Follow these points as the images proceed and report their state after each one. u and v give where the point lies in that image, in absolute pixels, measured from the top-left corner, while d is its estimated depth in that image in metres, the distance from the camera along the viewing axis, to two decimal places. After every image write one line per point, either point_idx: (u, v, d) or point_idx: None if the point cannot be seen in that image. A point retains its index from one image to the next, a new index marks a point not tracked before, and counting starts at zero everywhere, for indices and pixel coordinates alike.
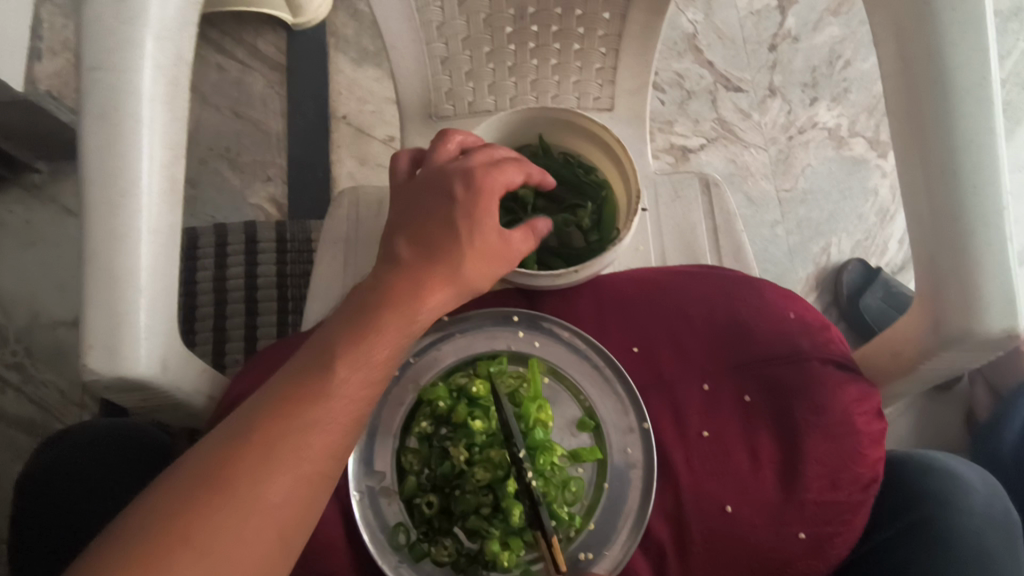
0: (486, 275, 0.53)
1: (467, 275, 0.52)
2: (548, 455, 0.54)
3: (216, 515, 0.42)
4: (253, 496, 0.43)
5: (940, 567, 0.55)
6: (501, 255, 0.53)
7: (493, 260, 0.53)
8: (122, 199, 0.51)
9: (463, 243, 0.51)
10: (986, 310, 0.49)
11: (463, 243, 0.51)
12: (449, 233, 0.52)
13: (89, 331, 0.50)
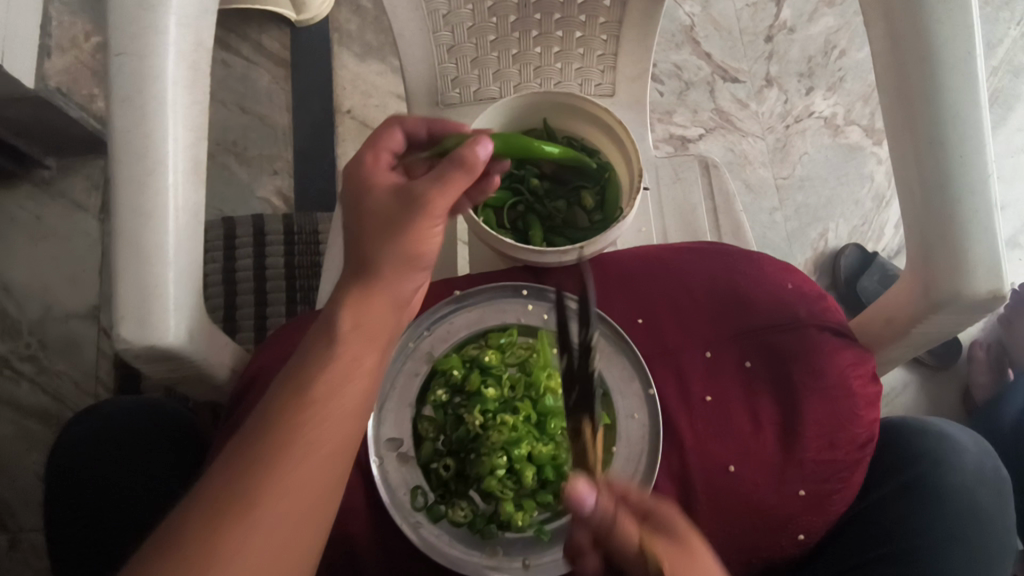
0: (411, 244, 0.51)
1: (399, 257, 0.50)
2: (558, 420, 0.58)
3: (254, 498, 0.43)
4: (285, 476, 0.44)
5: (935, 521, 0.58)
6: (426, 224, 0.50)
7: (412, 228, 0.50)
8: (149, 177, 0.53)
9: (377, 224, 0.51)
10: (973, 273, 0.51)
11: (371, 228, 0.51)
12: (375, 223, 0.51)
13: (120, 303, 0.52)
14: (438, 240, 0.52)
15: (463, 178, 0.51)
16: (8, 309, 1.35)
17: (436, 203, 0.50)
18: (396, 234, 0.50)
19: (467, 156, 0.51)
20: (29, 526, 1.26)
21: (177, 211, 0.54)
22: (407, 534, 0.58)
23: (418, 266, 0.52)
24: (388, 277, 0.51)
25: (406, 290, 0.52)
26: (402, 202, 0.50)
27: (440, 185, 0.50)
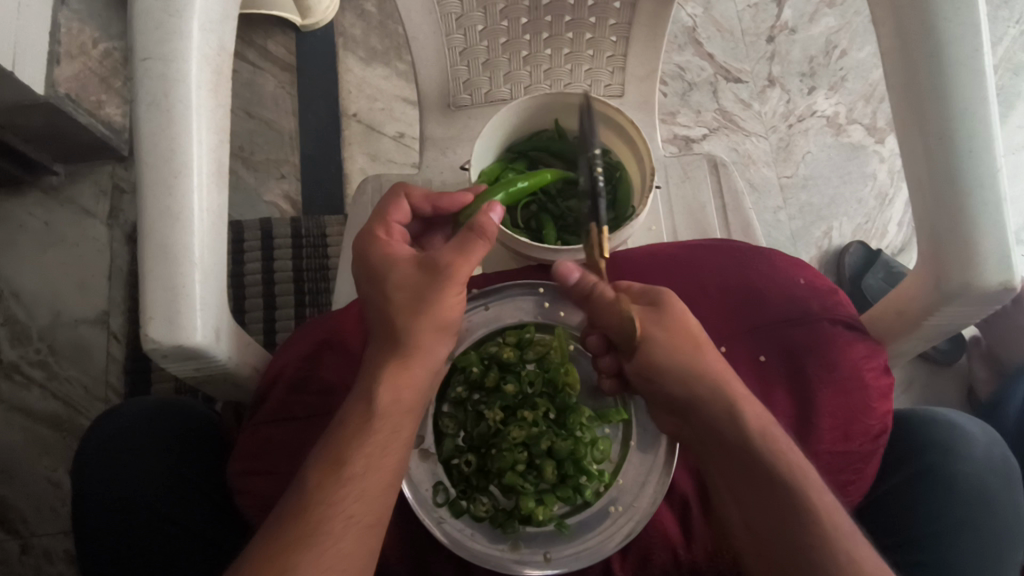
0: (444, 306, 0.54)
1: (431, 325, 0.53)
2: (577, 415, 0.59)
3: (320, 515, 0.46)
4: (345, 491, 0.47)
5: (945, 509, 0.60)
6: (451, 294, 0.54)
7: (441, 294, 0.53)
8: (173, 179, 0.54)
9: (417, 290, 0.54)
10: (984, 265, 0.52)
11: (404, 308, 0.53)
12: (404, 294, 0.54)
13: (147, 304, 0.53)
14: (461, 307, 0.55)
15: (481, 245, 0.55)
16: (18, 315, 1.36)
17: (462, 270, 0.54)
18: (425, 305, 0.53)
19: (483, 225, 0.56)
20: (40, 532, 1.26)
21: (202, 214, 0.55)
22: (431, 530, 0.58)
23: (446, 332, 0.54)
24: (421, 346, 0.53)
25: (439, 356, 0.54)
26: (430, 275, 0.54)
27: (464, 255, 0.54)
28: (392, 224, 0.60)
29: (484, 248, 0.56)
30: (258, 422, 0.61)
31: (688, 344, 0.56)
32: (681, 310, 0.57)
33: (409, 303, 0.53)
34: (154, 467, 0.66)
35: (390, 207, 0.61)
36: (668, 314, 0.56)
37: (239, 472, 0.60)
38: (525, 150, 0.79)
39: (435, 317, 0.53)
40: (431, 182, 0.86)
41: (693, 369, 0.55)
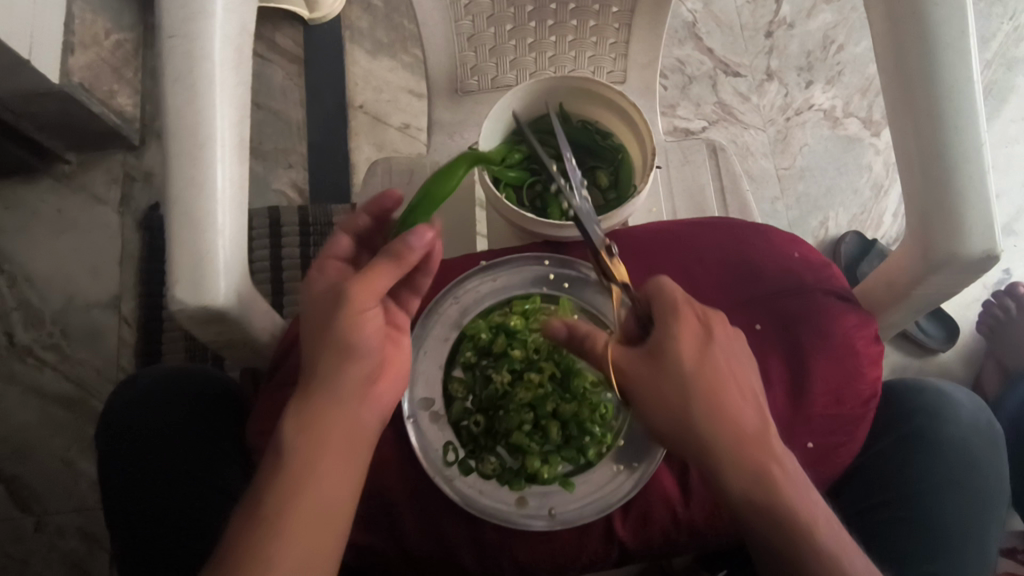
0: (355, 328, 0.54)
1: (332, 356, 0.53)
2: (581, 380, 0.62)
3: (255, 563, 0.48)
4: (275, 535, 0.49)
5: (931, 470, 0.64)
6: (349, 319, 0.53)
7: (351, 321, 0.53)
8: (199, 150, 0.57)
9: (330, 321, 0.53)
10: (969, 235, 0.55)
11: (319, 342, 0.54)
12: (313, 327, 0.55)
13: (174, 267, 0.56)
14: (371, 330, 0.55)
15: (389, 269, 0.53)
16: (32, 299, 1.39)
17: (357, 295, 0.53)
18: (324, 334, 0.54)
19: (396, 249, 0.53)
20: (54, 509, 1.29)
21: (225, 183, 0.58)
22: (440, 488, 0.61)
23: (353, 357, 0.54)
24: (323, 379, 0.53)
25: (359, 375, 0.55)
26: (331, 304, 0.54)
27: (361, 280, 0.53)
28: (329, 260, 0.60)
29: (395, 272, 0.54)
30: (278, 383, 0.64)
31: (684, 395, 0.52)
32: (684, 355, 0.53)
33: (320, 334, 0.54)
34: (172, 429, 0.68)
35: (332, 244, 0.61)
36: (664, 364, 0.53)
37: (257, 432, 0.64)
38: (529, 134, 0.80)
39: (347, 342, 0.53)
40: (439, 164, 0.89)
41: (689, 410, 0.52)
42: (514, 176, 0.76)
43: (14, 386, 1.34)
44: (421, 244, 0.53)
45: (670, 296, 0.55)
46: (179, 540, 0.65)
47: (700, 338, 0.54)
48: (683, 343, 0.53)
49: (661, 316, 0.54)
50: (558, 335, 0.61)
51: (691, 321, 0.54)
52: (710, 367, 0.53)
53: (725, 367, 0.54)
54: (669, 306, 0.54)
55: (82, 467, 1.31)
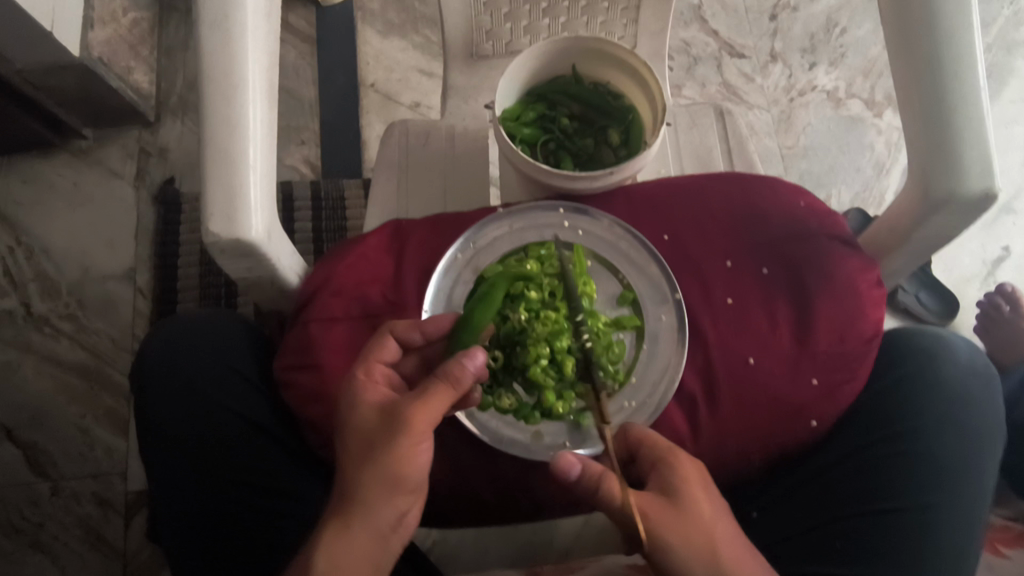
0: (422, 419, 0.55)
1: (381, 481, 0.53)
2: (596, 319, 0.64)
3: None
4: None
5: (926, 408, 0.67)
6: (405, 445, 0.54)
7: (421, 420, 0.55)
8: (234, 92, 0.60)
9: (398, 417, 0.55)
10: (967, 175, 0.58)
11: (387, 431, 0.54)
12: (359, 449, 0.55)
13: (208, 201, 0.59)
14: (423, 461, 0.55)
15: (445, 393, 0.56)
16: (48, 270, 1.38)
17: (414, 420, 0.54)
18: (375, 454, 0.54)
19: (452, 372, 0.56)
20: (71, 475, 1.25)
21: (258, 124, 0.61)
22: (462, 422, 0.67)
23: (403, 486, 0.54)
24: (365, 504, 0.53)
25: (418, 465, 0.55)
26: (385, 428, 0.55)
27: (418, 404, 0.55)
28: (375, 365, 0.61)
29: (448, 397, 0.56)
30: (307, 321, 0.67)
31: (708, 544, 0.52)
32: (702, 501, 0.53)
33: (388, 422, 0.55)
34: (201, 380, 0.68)
35: (377, 349, 0.61)
36: (686, 511, 0.53)
37: (286, 367, 0.67)
38: (543, 93, 0.83)
39: (413, 434, 0.54)
40: (454, 127, 0.91)
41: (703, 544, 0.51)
42: (528, 134, 0.80)
43: (31, 354, 1.33)
44: (474, 364, 0.56)
45: (668, 445, 0.57)
46: (219, 489, 0.66)
47: (706, 484, 0.55)
48: (698, 488, 0.54)
49: (661, 460, 0.56)
50: (570, 474, 0.56)
51: (694, 468, 0.56)
52: (723, 520, 0.53)
53: (731, 515, 0.55)
54: (670, 454, 0.56)
55: (98, 434, 1.28)
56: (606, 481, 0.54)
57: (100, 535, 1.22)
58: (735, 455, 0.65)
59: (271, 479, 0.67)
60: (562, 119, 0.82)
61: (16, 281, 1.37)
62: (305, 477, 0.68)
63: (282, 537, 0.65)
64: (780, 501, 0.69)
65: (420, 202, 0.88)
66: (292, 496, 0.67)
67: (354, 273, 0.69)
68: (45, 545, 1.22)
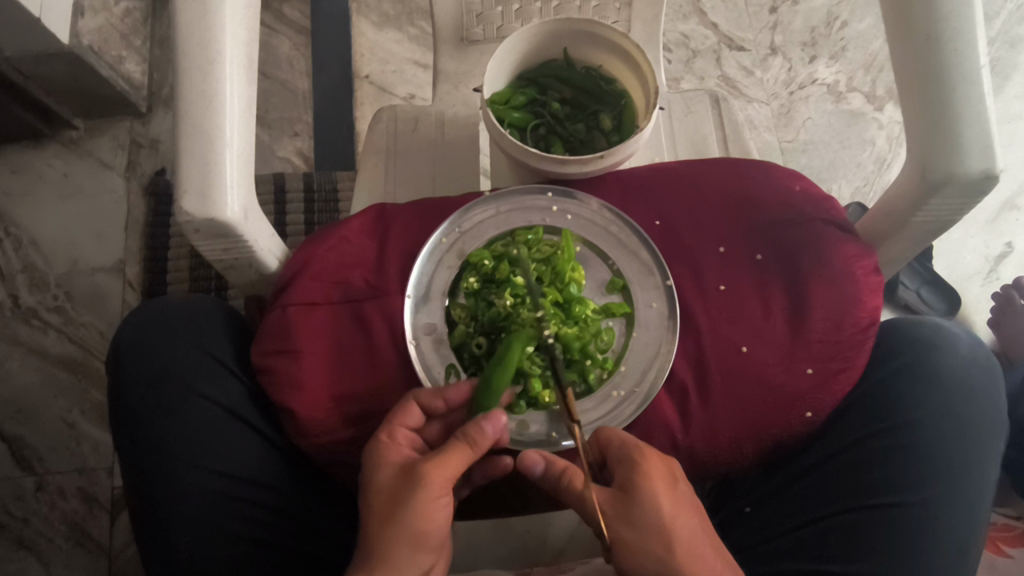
0: (444, 480, 0.54)
1: (404, 541, 0.52)
2: (582, 306, 0.62)
3: None
4: None
5: (927, 397, 0.65)
6: (427, 503, 0.53)
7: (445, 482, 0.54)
8: (210, 66, 0.58)
9: (421, 479, 0.53)
10: (966, 154, 0.56)
11: (411, 491, 0.53)
12: (382, 510, 0.53)
13: (182, 178, 0.57)
14: (444, 519, 0.54)
15: (463, 452, 0.55)
16: (36, 262, 1.26)
17: (434, 477, 0.53)
18: (397, 513, 0.52)
19: (470, 434, 0.55)
20: (56, 469, 1.16)
21: (234, 99, 0.59)
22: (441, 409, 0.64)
23: (424, 544, 0.53)
24: (388, 563, 0.51)
25: (440, 526, 0.53)
26: (405, 484, 0.54)
27: (437, 462, 0.54)
28: (397, 429, 0.58)
29: (467, 457, 0.55)
30: (285, 305, 0.65)
31: (661, 542, 0.51)
32: (661, 497, 0.52)
33: (410, 481, 0.53)
34: (179, 365, 0.66)
35: (397, 410, 0.59)
36: (643, 508, 0.51)
37: (264, 353, 0.64)
38: (535, 78, 0.81)
39: (436, 496, 0.53)
40: (443, 114, 0.89)
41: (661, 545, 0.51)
42: (518, 118, 0.78)
43: (17, 347, 1.21)
44: (494, 429, 0.55)
45: (634, 440, 0.55)
46: (192, 482, 0.63)
47: (669, 480, 0.53)
48: (658, 486, 0.52)
49: (624, 457, 0.54)
50: (534, 470, 0.56)
51: (659, 463, 0.53)
52: (682, 515, 0.52)
53: (694, 510, 0.53)
54: (634, 450, 0.54)
55: (84, 429, 1.18)
56: (569, 476, 0.54)
57: (85, 532, 1.13)
58: (726, 446, 0.63)
59: (247, 471, 0.65)
60: (553, 103, 0.80)
61: (3, 272, 1.25)
62: (282, 471, 0.66)
63: (260, 530, 0.64)
64: (777, 495, 0.66)
65: (407, 187, 0.86)
66: (268, 489, 0.65)
67: (335, 256, 0.67)
68: (29, 541, 1.13)
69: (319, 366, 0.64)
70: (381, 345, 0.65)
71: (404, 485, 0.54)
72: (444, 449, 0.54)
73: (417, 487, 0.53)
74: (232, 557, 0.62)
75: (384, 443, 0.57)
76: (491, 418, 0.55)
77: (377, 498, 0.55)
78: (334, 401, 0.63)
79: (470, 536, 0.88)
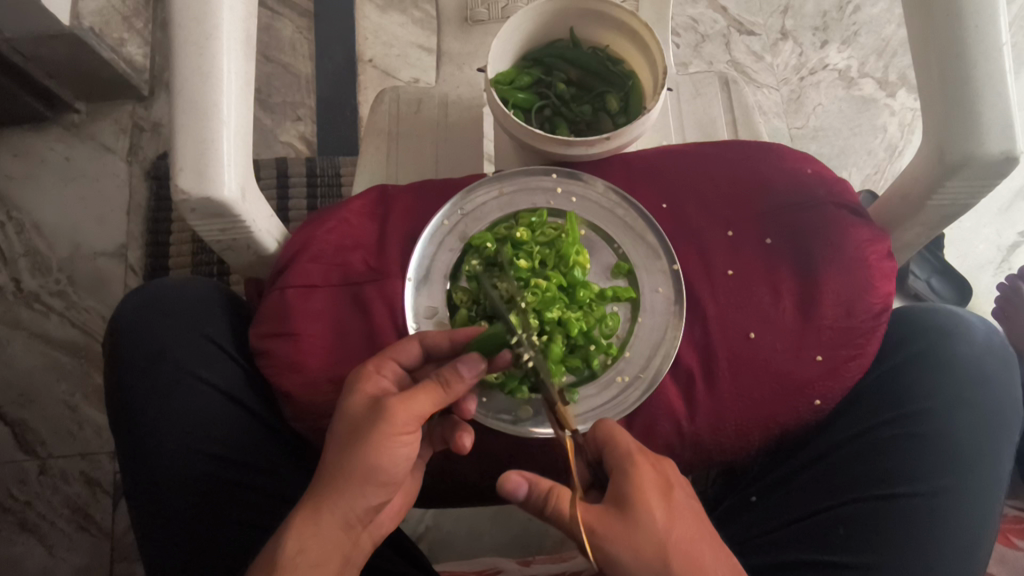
0: (408, 416, 0.51)
1: (356, 471, 0.50)
2: (587, 291, 0.60)
3: None
4: None
5: (938, 384, 0.64)
6: (387, 436, 0.51)
7: (413, 420, 0.52)
8: (206, 42, 0.57)
9: (386, 410, 0.51)
10: (985, 135, 0.54)
11: (375, 421, 0.51)
12: (344, 435, 0.52)
13: (178, 157, 0.55)
14: (402, 457, 0.51)
15: (434, 393, 0.53)
16: (38, 246, 1.25)
17: (399, 412, 0.51)
18: (356, 442, 0.51)
19: (443, 376, 0.53)
20: (59, 453, 1.15)
21: (232, 75, 0.57)
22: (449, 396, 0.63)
23: (377, 480, 0.51)
24: (338, 489, 0.50)
25: (395, 463, 0.51)
26: (370, 414, 0.51)
27: (407, 398, 0.51)
28: (385, 360, 0.56)
29: (437, 399, 0.53)
30: (283, 287, 0.63)
31: (655, 552, 0.48)
32: (654, 508, 0.49)
33: (374, 412, 0.51)
34: (175, 343, 0.65)
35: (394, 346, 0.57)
36: (636, 521, 0.49)
37: (261, 335, 0.64)
38: (541, 58, 0.79)
39: (397, 430, 0.51)
40: (446, 95, 0.88)
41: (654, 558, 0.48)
42: (523, 100, 0.76)
43: (19, 332, 1.20)
44: (470, 376, 0.53)
45: (629, 449, 0.52)
46: (183, 464, 0.62)
47: (664, 487, 0.51)
48: (652, 497, 0.50)
49: (617, 468, 0.52)
50: (518, 494, 0.52)
51: (651, 471, 0.51)
52: (678, 524, 0.49)
53: (693, 516, 0.50)
54: (626, 459, 0.52)
55: (86, 413, 1.17)
56: (557, 498, 0.51)
57: (87, 516, 1.12)
58: (733, 435, 0.62)
59: (241, 454, 0.64)
60: (558, 83, 0.78)
61: (5, 256, 1.24)
62: (280, 457, 0.65)
63: (258, 515, 0.62)
64: (784, 484, 0.65)
65: (409, 170, 0.84)
66: (268, 474, 0.64)
67: (335, 238, 0.66)
68: (32, 524, 1.12)
69: (317, 347, 0.63)
70: (381, 328, 0.64)
71: (368, 416, 0.51)
72: (418, 388, 0.52)
73: (380, 418, 0.51)
74: (230, 544, 0.61)
75: (365, 373, 0.54)
76: (476, 365, 0.54)
77: (341, 423, 0.52)
78: (332, 384, 0.62)
79: (473, 523, 0.93)
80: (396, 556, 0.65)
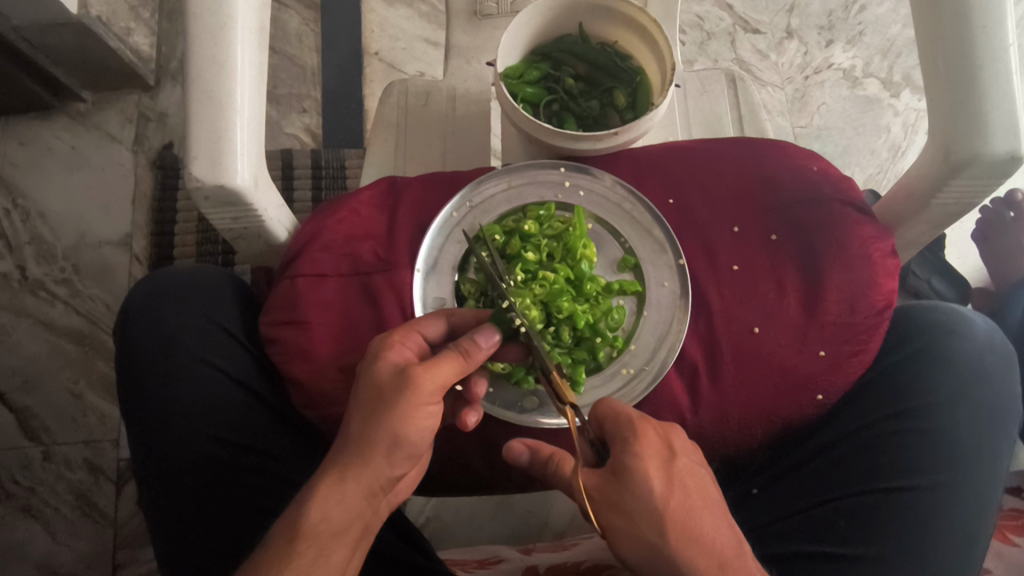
0: (432, 386, 0.51)
1: (384, 442, 0.51)
2: (593, 284, 0.61)
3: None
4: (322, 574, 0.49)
5: (940, 380, 0.65)
6: (413, 408, 0.51)
7: (437, 390, 0.52)
8: (221, 32, 0.57)
9: (412, 382, 0.51)
10: (990, 135, 0.55)
11: (400, 392, 0.51)
12: (370, 405, 0.52)
13: (192, 146, 0.56)
14: (425, 427, 0.52)
15: (456, 363, 0.53)
16: (43, 234, 1.25)
17: (424, 383, 0.51)
18: (382, 412, 0.51)
19: (465, 345, 0.53)
20: (63, 440, 1.16)
21: (246, 65, 0.58)
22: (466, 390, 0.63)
23: (402, 449, 0.52)
24: (362, 458, 0.51)
25: (417, 435, 0.52)
26: (394, 385, 0.51)
27: (431, 368, 0.51)
28: (410, 332, 0.56)
29: (458, 368, 0.53)
30: (294, 276, 0.64)
31: (653, 523, 0.49)
32: (653, 476, 0.50)
33: (398, 382, 0.51)
34: (186, 331, 0.65)
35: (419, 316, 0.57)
36: (635, 491, 0.49)
37: (271, 323, 0.64)
38: (549, 52, 0.80)
39: (421, 401, 0.51)
40: (455, 88, 0.88)
41: (651, 526, 0.49)
42: (532, 94, 0.77)
43: (24, 319, 1.21)
44: (489, 345, 0.54)
45: (631, 417, 0.53)
46: (193, 447, 0.63)
47: (664, 455, 0.51)
48: (650, 466, 0.50)
49: (620, 437, 0.52)
50: (522, 459, 0.56)
51: (653, 438, 0.52)
52: (677, 494, 0.50)
53: (693, 487, 0.50)
54: (629, 429, 0.52)
55: (90, 400, 1.18)
56: (558, 465, 0.55)
57: (90, 502, 1.13)
58: (736, 428, 0.63)
59: (248, 438, 0.64)
60: (567, 78, 0.79)
61: (10, 243, 1.24)
62: (285, 441, 0.66)
63: (262, 497, 0.63)
64: (785, 477, 0.66)
65: (417, 161, 0.85)
66: (275, 458, 0.65)
67: (345, 228, 0.67)
68: (36, 510, 1.13)
69: (327, 336, 0.63)
70: (390, 317, 0.64)
71: (392, 387, 0.51)
72: (442, 358, 0.52)
73: (404, 389, 0.51)
74: (236, 526, 0.62)
75: (390, 343, 0.54)
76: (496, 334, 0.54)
77: (365, 392, 0.52)
78: (340, 372, 0.63)
79: (474, 512, 0.94)
80: (399, 541, 0.66)
